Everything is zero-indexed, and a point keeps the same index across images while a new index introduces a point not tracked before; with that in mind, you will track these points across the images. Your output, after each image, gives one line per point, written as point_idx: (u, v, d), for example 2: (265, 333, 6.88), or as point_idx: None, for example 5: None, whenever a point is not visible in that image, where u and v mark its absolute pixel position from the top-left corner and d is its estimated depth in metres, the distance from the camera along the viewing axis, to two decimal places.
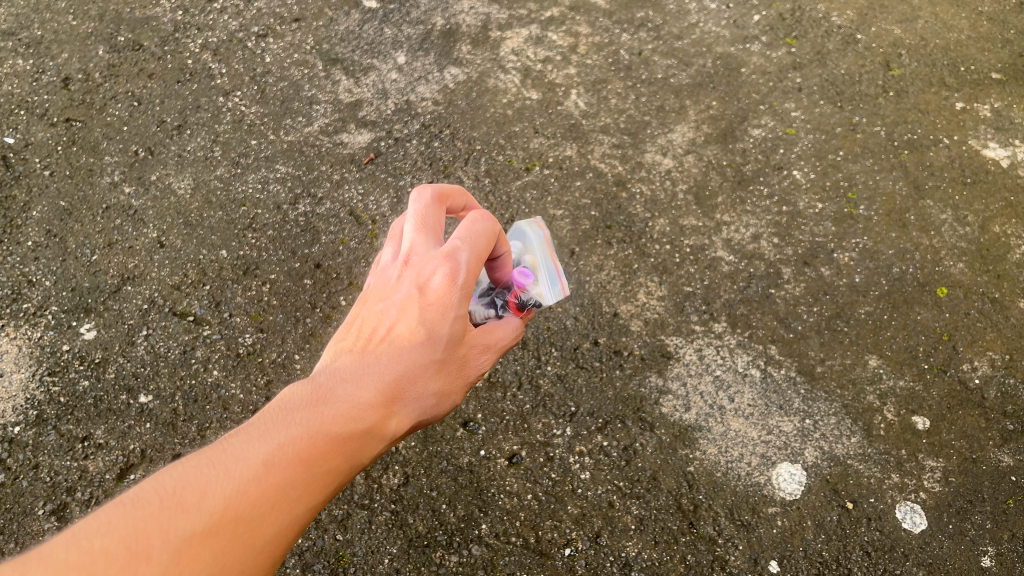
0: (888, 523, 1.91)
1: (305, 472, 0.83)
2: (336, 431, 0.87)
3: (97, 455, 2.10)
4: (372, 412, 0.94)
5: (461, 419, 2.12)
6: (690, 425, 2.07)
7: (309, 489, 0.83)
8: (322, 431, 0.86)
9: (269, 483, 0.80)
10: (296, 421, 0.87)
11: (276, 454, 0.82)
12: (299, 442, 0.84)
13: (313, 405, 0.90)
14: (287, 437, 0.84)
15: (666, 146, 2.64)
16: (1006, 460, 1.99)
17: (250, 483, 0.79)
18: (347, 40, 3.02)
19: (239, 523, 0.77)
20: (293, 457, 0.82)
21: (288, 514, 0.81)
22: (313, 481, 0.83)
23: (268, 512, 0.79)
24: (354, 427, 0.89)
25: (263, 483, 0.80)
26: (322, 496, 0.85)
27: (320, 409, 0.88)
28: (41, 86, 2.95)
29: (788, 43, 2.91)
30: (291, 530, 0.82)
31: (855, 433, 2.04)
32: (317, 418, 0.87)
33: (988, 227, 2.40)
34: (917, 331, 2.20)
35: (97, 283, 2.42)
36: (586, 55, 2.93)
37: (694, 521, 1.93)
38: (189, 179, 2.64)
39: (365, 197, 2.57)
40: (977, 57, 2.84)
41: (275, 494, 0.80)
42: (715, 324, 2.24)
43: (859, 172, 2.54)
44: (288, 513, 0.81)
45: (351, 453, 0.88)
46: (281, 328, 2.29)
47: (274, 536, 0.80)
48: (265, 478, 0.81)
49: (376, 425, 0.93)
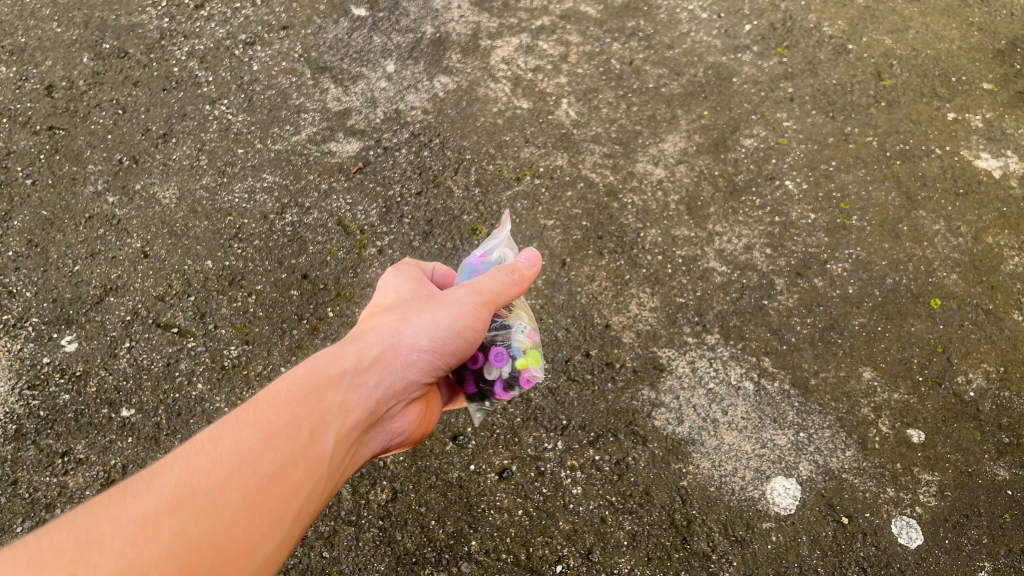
0: (884, 538, 1.88)
1: (238, 454, 1.15)
2: (262, 423, 1.21)
3: (77, 470, 2.06)
4: (300, 398, 1.26)
5: (450, 433, 2.08)
6: (683, 439, 2.04)
7: (249, 465, 1.15)
8: (252, 425, 1.20)
9: (210, 468, 1.12)
10: (235, 425, 1.19)
11: (211, 449, 1.15)
12: (229, 438, 1.17)
13: (251, 409, 1.23)
14: (219, 436, 1.17)
15: (658, 156, 2.62)
16: (1002, 474, 1.97)
17: (195, 471, 1.11)
18: (336, 48, 2.99)
19: (196, 498, 1.08)
20: (226, 451, 1.15)
21: (235, 485, 1.12)
22: (250, 459, 1.15)
23: (216, 485, 1.10)
24: (277, 416, 1.22)
25: (205, 468, 1.12)
26: (265, 465, 1.16)
27: (248, 415, 1.21)
28: (24, 94, 2.91)
29: (779, 53, 2.90)
30: (241, 491, 1.12)
31: (849, 446, 2.02)
32: (244, 421, 1.21)
33: (981, 238, 2.39)
34: (911, 343, 2.18)
35: (79, 294, 2.37)
36: (577, 64, 2.91)
37: (687, 536, 1.90)
38: (174, 188, 2.60)
39: (353, 207, 2.53)
40: (969, 68, 2.83)
41: (219, 475, 1.12)
42: (708, 336, 2.21)
43: (851, 182, 2.53)
44: (235, 484, 1.12)
45: (279, 432, 1.20)
46: (267, 340, 2.25)
47: (230, 502, 1.10)
48: (208, 465, 1.12)
49: (301, 409, 1.25)
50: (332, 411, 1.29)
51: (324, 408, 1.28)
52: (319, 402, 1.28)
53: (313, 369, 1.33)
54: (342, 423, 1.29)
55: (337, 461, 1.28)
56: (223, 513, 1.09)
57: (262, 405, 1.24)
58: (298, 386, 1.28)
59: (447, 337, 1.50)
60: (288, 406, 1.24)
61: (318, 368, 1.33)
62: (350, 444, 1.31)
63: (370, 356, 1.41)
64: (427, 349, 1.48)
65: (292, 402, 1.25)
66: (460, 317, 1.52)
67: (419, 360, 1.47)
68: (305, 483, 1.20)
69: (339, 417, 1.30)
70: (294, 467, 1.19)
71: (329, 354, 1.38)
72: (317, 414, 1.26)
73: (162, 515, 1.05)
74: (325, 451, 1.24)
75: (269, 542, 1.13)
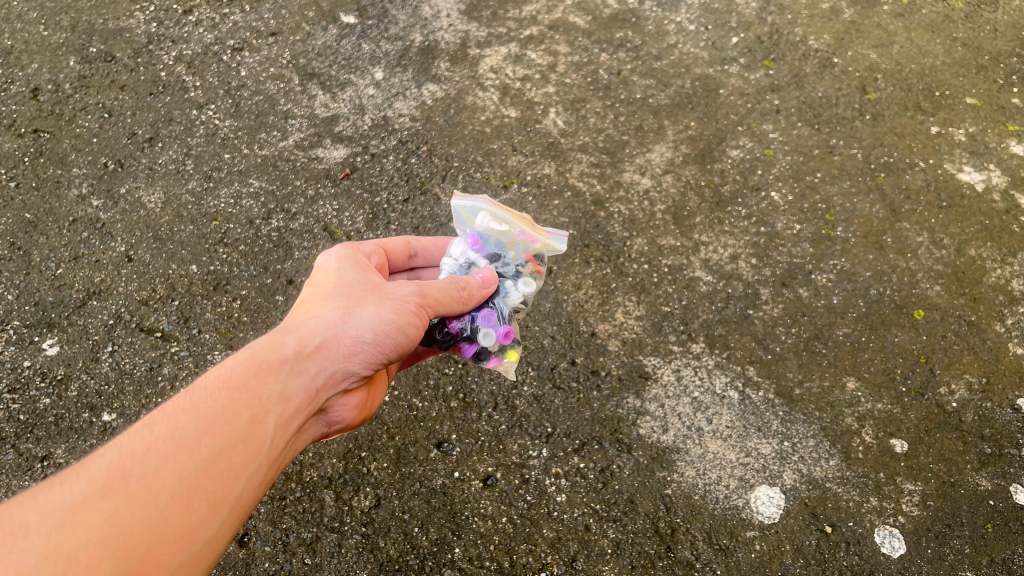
0: (867, 547, 1.88)
1: (173, 439, 1.13)
2: (198, 408, 1.18)
3: (56, 475, 2.03)
4: (238, 384, 1.24)
5: (434, 439, 2.07)
6: (668, 447, 2.04)
7: (184, 450, 1.12)
8: (187, 411, 1.17)
9: (144, 453, 1.09)
10: (172, 410, 1.17)
11: (144, 435, 1.12)
12: (163, 424, 1.14)
13: (189, 394, 1.20)
14: (152, 423, 1.14)
15: (645, 166, 2.63)
16: (984, 484, 1.98)
17: (128, 458, 1.08)
18: (325, 55, 2.99)
19: (129, 483, 1.06)
20: (160, 436, 1.12)
21: (169, 470, 1.09)
22: (184, 445, 1.13)
23: (149, 470, 1.08)
24: (215, 403, 1.20)
25: (138, 454, 1.09)
26: (201, 451, 1.14)
27: (184, 401, 1.19)
28: (9, 96, 2.89)
29: (766, 65, 2.93)
30: (174, 475, 1.09)
31: (833, 456, 2.02)
32: (178, 407, 1.18)
33: (964, 250, 2.40)
34: (895, 353, 2.19)
35: (61, 298, 2.35)
36: (566, 74, 2.92)
37: (671, 545, 1.89)
38: (160, 192, 2.58)
39: (340, 213, 2.53)
40: (952, 82, 2.86)
41: (152, 460, 1.09)
42: (694, 345, 2.21)
43: (836, 194, 2.55)
44: (170, 470, 1.09)
45: (217, 419, 1.18)
46: (251, 345, 2.24)
47: (159, 486, 1.07)
48: (140, 452, 1.09)
49: (237, 396, 1.22)
50: (271, 397, 1.27)
51: (263, 393, 1.26)
52: (258, 388, 1.26)
53: (252, 355, 1.30)
54: (281, 410, 1.28)
55: (276, 448, 1.26)
56: (158, 498, 1.06)
57: (198, 391, 1.21)
58: (236, 371, 1.26)
59: (392, 331, 1.49)
60: (226, 392, 1.22)
61: (261, 354, 1.31)
62: (292, 431, 1.30)
63: (313, 343, 1.39)
64: (371, 341, 1.46)
65: (230, 388, 1.23)
66: (402, 312, 1.51)
67: (361, 353, 1.45)
68: (242, 469, 1.18)
69: (279, 403, 1.28)
70: (232, 453, 1.17)
71: (270, 340, 1.35)
72: (257, 400, 1.24)
73: (92, 502, 1.02)
74: (263, 437, 1.23)
75: (207, 527, 1.11)
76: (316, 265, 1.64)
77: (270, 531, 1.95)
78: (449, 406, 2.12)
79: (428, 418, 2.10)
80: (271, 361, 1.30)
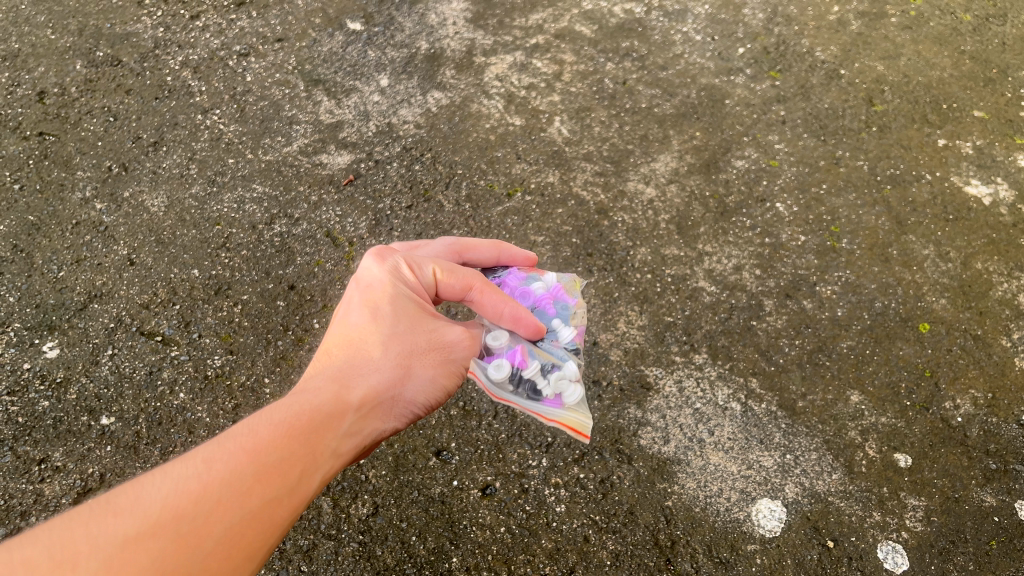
0: (869, 563, 1.86)
1: (228, 484, 1.11)
2: (258, 453, 1.16)
3: (54, 478, 2.02)
4: (298, 435, 1.21)
5: (434, 448, 2.05)
6: (669, 459, 2.02)
7: (236, 497, 1.10)
8: (246, 454, 1.15)
9: (198, 496, 1.08)
10: (230, 450, 1.15)
11: (201, 474, 1.10)
12: (222, 464, 1.12)
13: (249, 434, 1.18)
14: (212, 459, 1.12)
15: (649, 176, 2.62)
16: (989, 500, 1.95)
17: (181, 497, 1.07)
18: (330, 61, 2.99)
19: (178, 527, 1.04)
20: (218, 477, 1.11)
21: (219, 517, 1.08)
22: (235, 492, 1.11)
23: (200, 518, 1.06)
24: (272, 450, 1.17)
25: (192, 496, 1.08)
26: (252, 502, 1.12)
27: (244, 441, 1.17)
28: (15, 99, 2.90)
29: (772, 76, 2.92)
30: (222, 523, 1.08)
31: (836, 470, 2.00)
32: (239, 446, 1.16)
33: (970, 264, 2.39)
34: (900, 367, 2.17)
35: (63, 300, 2.35)
36: (571, 83, 2.91)
37: (671, 557, 1.87)
38: (163, 197, 2.58)
39: (343, 219, 2.52)
40: (959, 95, 2.85)
41: (204, 506, 1.08)
42: (696, 355, 2.20)
43: (841, 206, 2.53)
44: (219, 518, 1.08)
45: (274, 469, 1.16)
46: (251, 350, 2.23)
47: (207, 534, 1.06)
48: (194, 492, 1.08)
49: (296, 449, 1.20)
50: (328, 451, 1.24)
51: (320, 446, 1.23)
52: (318, 438, 1.23)
53: (317, 400, 1.28)
54: (332, 466, 1.25)
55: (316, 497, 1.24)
56: (201, 547, 1.05)
57: (261, 432, 1.19)
58: (300, 420, 1.23)
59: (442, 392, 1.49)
60: (286, 440, 1.19)
61: (324, 401, 1.28)
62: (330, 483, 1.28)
63: (370, 395, 1.37)
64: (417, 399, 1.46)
65: (291, 435, 1.20)
66: (453, 370, 1.52)
67: (408, 407, 1.46)
68: (286, 522, 1.15)
69: (332, 458, 1.25)
70: (280, 505, 1.15)
71: (335, 385, 1.33)
72: (315, 453, 1.22)
73: (139, 542, 1.01)
74: (309, 491, 1.20)
75: None
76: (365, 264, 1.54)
77: None
78: (449, 413, 2.10)
79: (428, 426, 2.09)
80: (332, 413, 1.27)
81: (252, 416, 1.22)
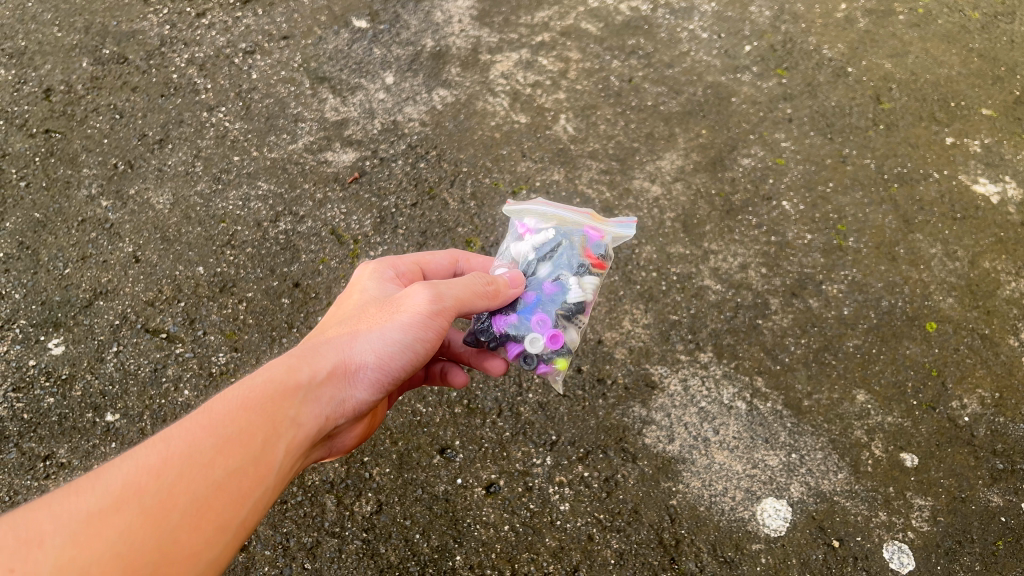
0: (875, 563, 1.85)
1: (189, 456, 1.13)
2: (215, 426, 1.18)
3: (59, 475, 2.03)
4: (255, 407, 1.23)
5: (438, 445, 2.05)
6: (673, 457, 2.02)
7: (198, 467, 1.12)
8: (204, 428, 1.17)
9: (160, 470, 1.10)
10: (190, 426, 1.17)
11: (161, 450, 1.13)
12: (182, 439, 1.15)
13: (208, 411, 1.21)
14: (171, 436, 1.15)
15: (655, 174, 2.61)
16: (996, 500, 1.94)
17: (143, 472, 1.09)
18: (336, 59, 2.99)
19: (143, 500, 1.06)
20: (178, 451, 1.13)
21: (182, 488, 1.09)
22: (196, 462, 1.12)
23: (163, 487, 1.08)
24: (232, 422, 1.19)
25: (153, 470, 1.09)
26: (216, 473, 1.13)
27: (203, 417, 1.19)
28: (22, 97, 2.91)
29: (779, 74, 2.91)
30: (187, 494, 1.09)
31: (842, 469, 1.99)
32: (197, 422, 1.18)
33: (978, 263, 2.37)
34: (906, 366, 2.16)
35: (68, 297, 2.35)
36: (577, 81, 2.91)
37: (676, 556, 1.86)
38: (169, 194, 2.58)
39: (348, 217, 2.52)
40: (967, 93, 2.83)
41: (168, 479, 1.09)
42: (701, 354, 2.19)
43: (848, 204, 2.52)
44: (184, 488, 1.09)
45: (233, 438, 1.17)
46: (256, 347, 2.23)
47: (173, 506, 1.07)
48: (154, 467, 1.10)
49: (254, 421, 1.21)
50: (286, 418, 1.26)
51: (278, 416, 1.25)
52: (276, 408, 1.25)
53: (271, 374, 1.30)
54: (293, 434, 1.26)
55: (286, 471, 1.25)
56: (169, 516, 1.06)
57: (218, 408, 1.21)
58: (256, 391, 1.25)
59: (398, 352, 1.47)
60: (243, 411, 1.22)
61: (280, 375, 1.31)
62: (300, 456, 1.28)
63: (327, 368, 1.38)
64: (375, 366, 1.44)
65: (249, 407, 1.23)
66: (411, 328, 1.48)
67: (371, 376, 1.44)
68: (253, 492, 1.16)
69: (293, 427, 1.27)
70: (245, 474, 1.16)
71: (290, 361, 1.35)
72: (274, 421, 1.23)
73: (106, 516, 1.03)
74: (275, 460, 1.21)
75: (213, 548, 1.09)
76: (354, 281, 1.70)
77: (270, 534, 1.93)
78: (453, 411, 2.09)
79: (432, 423, 2.08)
80: (288, 384, 1.29)
81: (211, 398, 1.25)
